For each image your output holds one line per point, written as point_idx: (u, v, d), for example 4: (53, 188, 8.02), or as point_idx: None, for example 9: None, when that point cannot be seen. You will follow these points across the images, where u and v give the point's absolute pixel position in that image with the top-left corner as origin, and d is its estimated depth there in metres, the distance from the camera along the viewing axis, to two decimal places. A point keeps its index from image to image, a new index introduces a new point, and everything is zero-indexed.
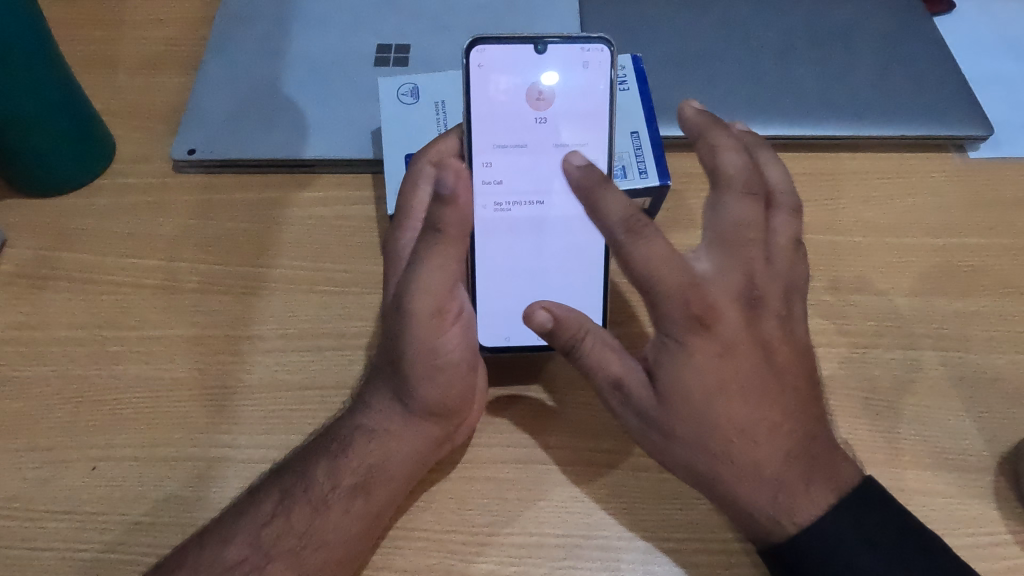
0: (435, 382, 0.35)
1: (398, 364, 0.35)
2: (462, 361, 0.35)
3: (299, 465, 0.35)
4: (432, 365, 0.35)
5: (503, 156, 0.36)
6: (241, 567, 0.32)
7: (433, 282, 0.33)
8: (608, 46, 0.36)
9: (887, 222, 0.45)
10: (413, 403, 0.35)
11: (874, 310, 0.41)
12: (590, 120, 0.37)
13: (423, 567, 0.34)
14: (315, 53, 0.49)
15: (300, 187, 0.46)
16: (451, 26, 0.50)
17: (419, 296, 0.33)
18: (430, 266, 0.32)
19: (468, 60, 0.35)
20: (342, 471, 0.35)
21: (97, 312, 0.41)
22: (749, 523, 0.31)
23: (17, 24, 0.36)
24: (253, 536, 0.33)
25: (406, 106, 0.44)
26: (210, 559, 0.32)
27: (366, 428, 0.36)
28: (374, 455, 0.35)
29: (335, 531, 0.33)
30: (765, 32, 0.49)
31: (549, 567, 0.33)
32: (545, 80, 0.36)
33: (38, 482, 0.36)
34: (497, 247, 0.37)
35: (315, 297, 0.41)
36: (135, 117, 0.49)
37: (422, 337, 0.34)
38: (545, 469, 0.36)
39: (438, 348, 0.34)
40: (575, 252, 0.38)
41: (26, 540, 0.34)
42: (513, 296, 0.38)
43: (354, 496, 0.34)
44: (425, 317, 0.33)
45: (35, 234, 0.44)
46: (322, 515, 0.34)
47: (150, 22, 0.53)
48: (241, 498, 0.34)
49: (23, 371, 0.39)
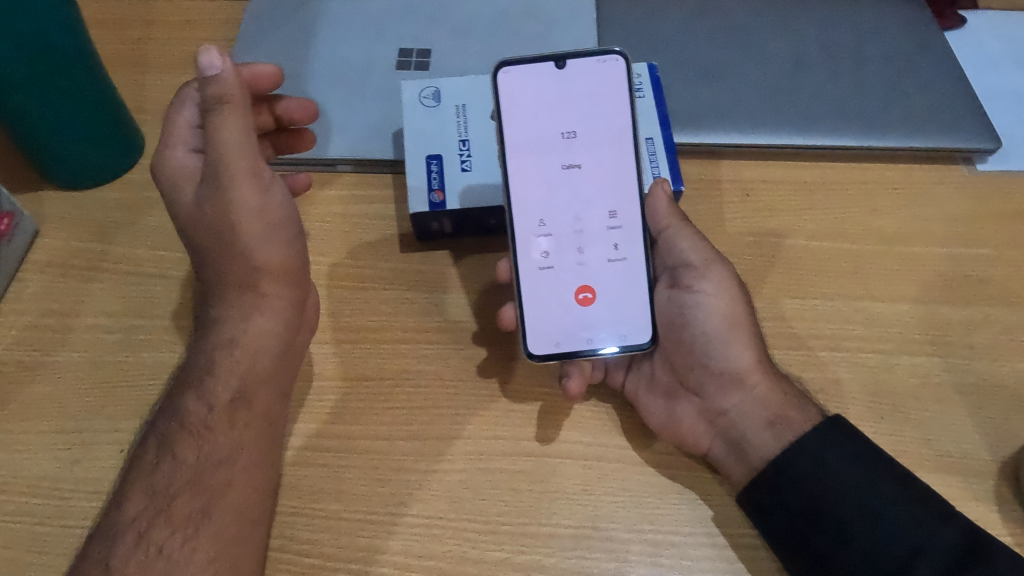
0: (270, 243, 0.37)
1: (228, 238, 0.37)
2: (286, 214, 0.38)
3: (171, 406, 0.36)
4: (264, 224, 0.37)
5: (536, 165, 0.38)
6: (142, 515, 0.33)
7: (235, 140, 0.36)
8: (622, 56, 0.37)
9: (895, 232, 0.45)
10: (260, 278, 0.38)
11: (881, 317, 0.42)
12: (615, 128, 0.38)
13: (436, 554, 0.35)
14: (339, 57, 0.50)
15: (323, 185, 0.47)
16: (473, 31, 0.51)
17: (227, 156, 0.36)
18: (229, 125, 0.35)
19: (495, 82, 0.37)
20: (211, 392, 0.36)
21: (126, 301, 0.42)
22: (781, 418, 0.36)
23: (63, 37, 0.39)
24: (149, 484, 0.34)
25: (428, 110, 0.45)
26: (113, 518, 0.33)
27: (225, 341, 0.37)
28: (243, 360, 0.37)
29: (226, 446, 0.35)
30: (776, 44, 0.50)
31: (559, 556, 0.34)
32: (569, 93, 0.38)
33: (67, 462, 0.37)
34: (540, 251, 0.38)
35: (336, 291, 0.43)
36: (164, 114, 0.50)
37: (244, 199, 0.36)
38: (556, 463, 0.37)
39: (265, 206, 0.37)
40: (620, 255, 0.38)
41: (55, 517, 0.36)
42: (560, 302, 0.38)
43: (234, 408, 0.35)
44: (241, 175, 0.36)
45: (65, 225, 0.45)
46: (207, 438, 0.35)
47: (181, 23, 0.55)
48: (135, 451, 0.36)
49: (55, 357, 0.40)
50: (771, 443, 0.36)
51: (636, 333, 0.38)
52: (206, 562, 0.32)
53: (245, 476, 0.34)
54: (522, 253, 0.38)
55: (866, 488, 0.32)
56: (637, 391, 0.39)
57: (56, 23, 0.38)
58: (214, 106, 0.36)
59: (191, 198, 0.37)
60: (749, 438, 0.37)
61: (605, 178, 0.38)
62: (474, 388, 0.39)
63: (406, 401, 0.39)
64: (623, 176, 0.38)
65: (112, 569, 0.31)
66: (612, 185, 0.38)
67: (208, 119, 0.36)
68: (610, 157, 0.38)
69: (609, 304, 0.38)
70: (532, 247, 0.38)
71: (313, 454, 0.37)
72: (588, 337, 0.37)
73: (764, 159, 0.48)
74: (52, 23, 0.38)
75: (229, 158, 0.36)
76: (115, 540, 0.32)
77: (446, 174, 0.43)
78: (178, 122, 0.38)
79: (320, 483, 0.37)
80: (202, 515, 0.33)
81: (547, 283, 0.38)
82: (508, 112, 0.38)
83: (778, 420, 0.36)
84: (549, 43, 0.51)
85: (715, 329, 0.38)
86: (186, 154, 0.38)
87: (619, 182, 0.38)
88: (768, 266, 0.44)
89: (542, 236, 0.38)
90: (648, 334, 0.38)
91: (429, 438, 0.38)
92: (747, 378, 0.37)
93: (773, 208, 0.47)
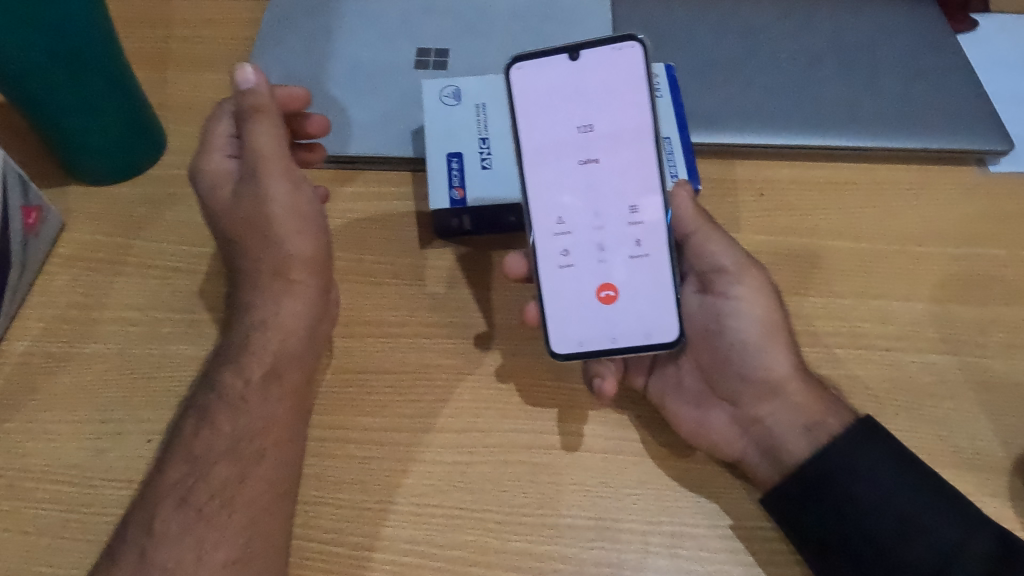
0: (302, 233, 0.40)
1: (264, 229, 0.39)
2: (315, 209, 0.41)
3: (209, 381, 0.37)
4: (296, 217, 0.40)
5: (554, 163, 0.38)
6: (183, 479, 0.34)
7: (273, 144, 0.40)
8: (640, 44, 0.37)
9: (909, 231, 0.46)
10: (290, 265, 0.40)
11: (895, 315, 0.43)
12: (633, 120, 0.38)
13: (459, 543, 0.35)
14: (358, 56, 0.51)
15: (343, 182, 0.48)
16: (490, 32, 0.52)
17: (264, 158, 0.39)
18: (265, 128, 0.39)
19: (509, 80, 0.38)
20: (248, 367, 0.38)
21: (151, 294, 0.43)
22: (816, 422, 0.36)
23: (93, 37, 0.40)
24: (188, 452, 0.35)
25: (449, 109, 0.45)
26: (156, 484, 0.35)
27: (259, 323, 0.39)
28: (276, 339, 0.39)
29: (261, 417, 0.36)
30: (791, 46, 0.51)
31: (580, 547, 0.35)
32: (585, 87, 0.38)
33: (96, 451, 0.38)
34: (560, 249, 0.39)
35: (357, 286, 0.43)
36: (186, 112, 0.51)
37: (279, 193, 0.40)
38: (576, 455, 0.37)
39: (295, 200, 0.40)
40: (642, 251, 0.39)
41: (85, 505, 0.36)
42: (581, 300, 0.38)
43: (268, 384, 0.37)
44: (277, 173, 0.40)
45: (90, 220, 0.46)
46: (244, 410, 0.36)
47: (201, 22, 0.55)
48: (174, 422, 0.37)
49: (82, 348, 0.41)
50: (805, 449, 0.36)
51: (659, 330, 0.38)
52: (243, 525, 0.33)
53: (278, 447, 0.36)
54: (543, 252, 0.39)
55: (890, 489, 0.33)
56: (670, 401, 0.39)
57: (87, 23, 0.39)
58: (247, 114, 0.39)
59: (227, 196, 0.40)
60: (783, 444, 0.37)
61: (624, 173, 0.38)
62: (494, 382, 0.40)
63: (428, 394, 0.40)
64: (643, 170, 0.38)
65: (156, 530, 0.33)
66: (631, 179, 0.38)
67: (245, 125, 0.39)
68: (629, 150, 0.38)
69: (631, 300, 0.38)
70: (552, 244, 0.39)
71: (337, 445, 0.38)
72: (611, 335, 0.38)
73: (779, 159, 0.49)
74: (83, 23, 0.39)
75: (266, 159, 0.40)
76: (158, 504, 0.34)
77: (466, 172, 0.43)
78: (216, 132, 0.41)
79: (344, 473, 0.37)
80: (238, 483, 0.35)
81: (568, 282, 0.39)
82: (523, 110, 0.38)
83: (814, 426, 0.36)
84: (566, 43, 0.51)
85: (750, 335, 0.38)
86: (220, 158, 0.41)
87: (638, 175, 0.38)
88: (783, 264, 0.45)
89: (562, 234, 0.39)
90: (671, 332, 0.38)
91: (451, 431, 0.38)
92: (782, 385, 0.37)
93: (788, 207, 0.47)
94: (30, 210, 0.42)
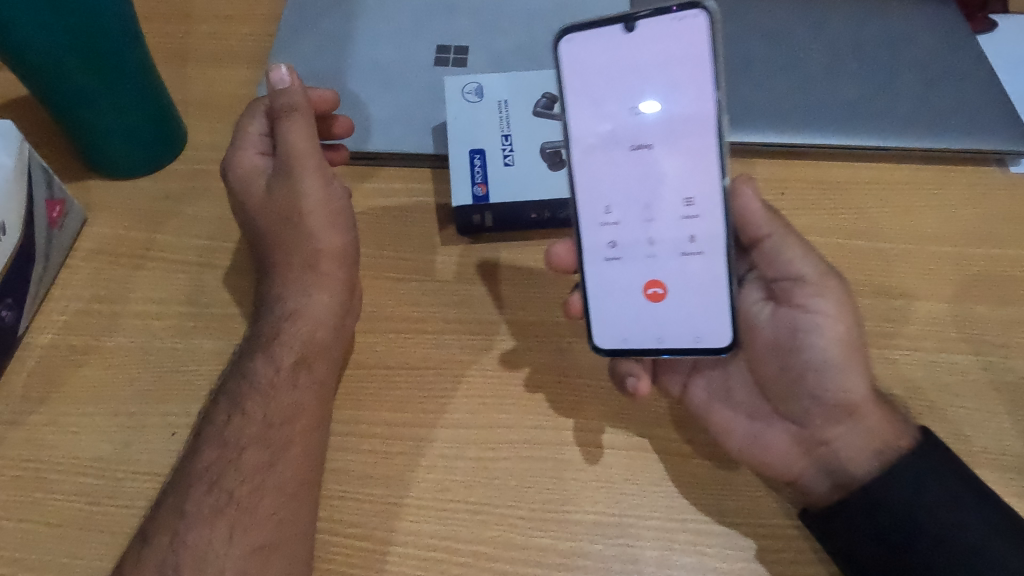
0: (332, 228, 0.41)
1: (297, 223, 0.41)
2: (345, 206, 0.42)
3: (239, 369, 0.38)
4: (326, 212, 0.41)
5: (604, 148, 0.36)
6: (216, 464, 0.35)
7: (303, 141, 0.41)
8: (705, 12, 0.33)
9: (931, 231, 0.46)
10: (320, 259, 0.41)
11: (917, 315, 0.43)
12: (693, 100, 0.34)
13: (484, 539, 0.35)
14: (378, 53, 0.51)
15: (364, 178, 0.48)
16: (510, 28, 0.52)
17: (296, 154, 0.40)
18: (297, 126, 0.40)
19: (558, 52, 0.35)
20: (278, 356, 0.38)
21: (173, 289, 0.43)
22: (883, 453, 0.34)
23: (119, 32, 0.40)
24: (220, 438, 0.36)
25: (470, 105, 0.45)
26: (188, 468, 0.36)
27: (290, 313, 0.40)
28: (305, 329, 0.39)
29: (291, 404, 0.37)
30: (811, 44, 0.51)
31: (605, 544, 0.35)
32: (640, 63, 0.35)
33: (121, 445, 0.38)
34: (606, 240, 0.36)
35: (379, 282, 0.44)
36: (206, 107, 0.51)
37: (311, 188, 0.40)
38: (600, 453, 0.37)
39: (326, 195, 0.41)
40: (696, 248, 0.36)
41: (111, 498, 0.36)
42: (625, 297, 0.37)
43: (297, 372, 0.38)
44: (307, 168, 0.40)
45: (112, 214, 0.46)
46: (274, 397, 0.37)
47: (220, 17, 0.55)
48: (205, 408, 0.38)
49: (105, 342, 0.41)
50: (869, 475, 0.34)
51: (709, 334, 0.35)
52: (272, 510, 0.34)
53: (306, 435, 0.37)
54: (587, 243, 0.36)
55: (965, 523, 0.31)
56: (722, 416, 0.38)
57: (113, 18, 0.39)
58: (283, 113, 0.41)
59: (260, 192, 0.41)
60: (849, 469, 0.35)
61: (681, 159, 0.35)
62: (516, 378, 0.40)
63: (450, 390, 0.40)
64: (704, 157, 0.35)
65: (188, 513, 0.34)
66: (688, 166, 0.35)
67: (280, 123, 0.41)
68: (690, 133, 0.34)
69: (682, 299, 0.36)
70: (598, 235, 0.36)
71: (360, 440, 0.38)
72: (658, 335, 0.36)
73: (799, 158, 0.49)
74: (109, 18, 0.39)
75: (298, 156, 0.41)
76: (190, 488, 0.35)
77: (489, 168, 0.43)
78: (249, 129, 0.43)
79: (368, 468, 0.37)
80: (267, 468, 0.35)
81: (613, 276, 0.37)
82: (570, 90, 0.35)
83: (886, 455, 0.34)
84: None
85: (831, 353, 0.35)
86: (252, 155, 0.42)
87: (695, 163, 0.35)
88: None
89: (609, 224, 0.36)
90: (723, 337, 0.35)
91: (474, 427, 0.38)
92: (858, 410, 0.35)
93: (809, 207, 0.47)
94: (54, 205, 0.42)
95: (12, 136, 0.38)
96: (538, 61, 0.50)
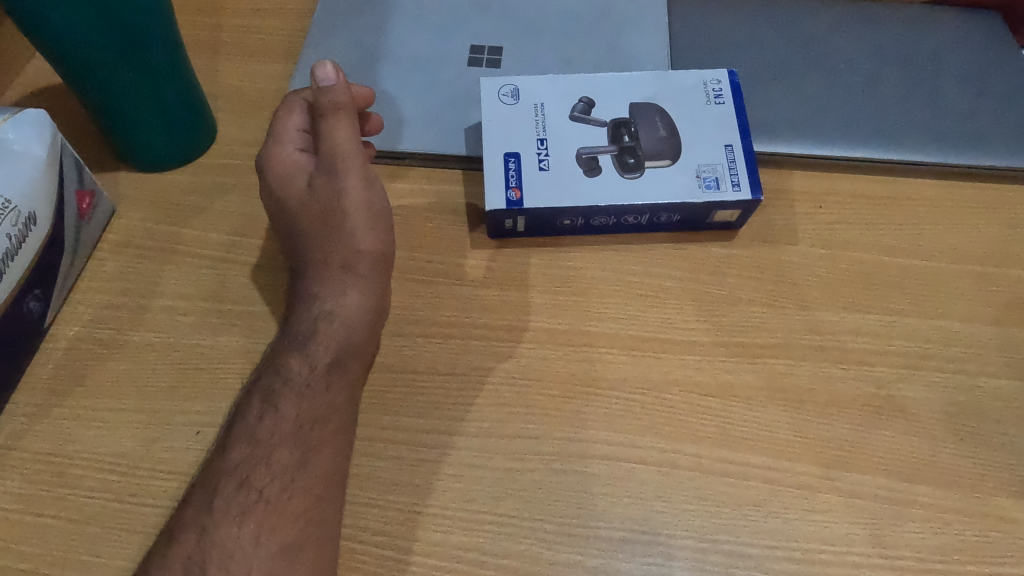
0: (370, 229, 0.40)
1: (335, 222, 0.40)
2: (383, 207, 0.41)
3: (275, 367, 0.38)
4: (367, 212, 0.40)
5: None
6: (245, 462, 0.35)
7: (344, 141, 0.40)
8: None
9: (975, 251, 0.44)
10: (359, 259, 0.40)
11: (960, 334, 0.41)
12: None
13: (512, 553, 0.34)
14: (411, 52, 0.50)
15: (393, 178, 0.47)
16: (547, 31, 0.51)
17: (338, 154, 0.40)
18: (340, 127, 0.40)
19: None
20: (315, 355, 0.38)
21: (199, 284, 0.43)
22: None
23: (153, 28, 0.39)
24: (250, 436, 0.36)
25: (507, 107, 0.44)
26: (217, 465, 0.35)
27: (326, 312, 0.39)
28: (339, 328, 0.38)
29: (323, 405, 0.36)
30: (849, 54, 0.49)
31: (634, 562, 0.34)
32: None
33: (145, 441, 0.37)
34: None
35: (407, 284, 0.43)
36: (238, 101, 0.50)
37: (350, 188, 0.40)
38: (631, 467, 0.37)
39: (367, 196, 0.40)
40: None
41: (132, 494, 0.36)
42: None
43: (332, 372, 0.37)
44: (349, 168, 0.40)
45: (141, 207, 0.45)
46: (308, 396, 0.37)
47: (251, 12, 0.55)
48: (236, 405, 0.38)
49: (131, 336, 0.41)
50: None
51: None
52: (300, 511, 0.34)
53: (336, 438, 0.36)
54: None
55: None
56: None
57: (149, 15, 0.38)
58: (326, 110, 0.40)
59: (298, 190, 0.41)
60: None
61: None
62: (545, 388, 0.39)
63: (480, 397, 0.39)
64: None
65: (216, 510, 0.33)
66: None
67: (322, 123, 0.40)
68: None
69: None
70: None
71: (386, 446, 0.37)
72: None
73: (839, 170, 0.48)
74: (144, 15, 0.38)
75: (341, 155, 0.40)
76: (218, 486, 0.34)
77: (523, 172, 0.42)
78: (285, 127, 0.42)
79: (394, 476, 0.37)
80: (298, 468, 0.35)
81: None
82: None
83: None
84: (623, 45, 0.50)
85: None
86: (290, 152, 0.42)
87: None
88: (845, 276, 0.43)
89: None
90: None
91: (502, 436, 0.38)
92: None
93: (849, 221, 0.45)
94: (84, 195, 0.42)
95: (45, 126, 0.38)
96: (575, 66, 0.50)
